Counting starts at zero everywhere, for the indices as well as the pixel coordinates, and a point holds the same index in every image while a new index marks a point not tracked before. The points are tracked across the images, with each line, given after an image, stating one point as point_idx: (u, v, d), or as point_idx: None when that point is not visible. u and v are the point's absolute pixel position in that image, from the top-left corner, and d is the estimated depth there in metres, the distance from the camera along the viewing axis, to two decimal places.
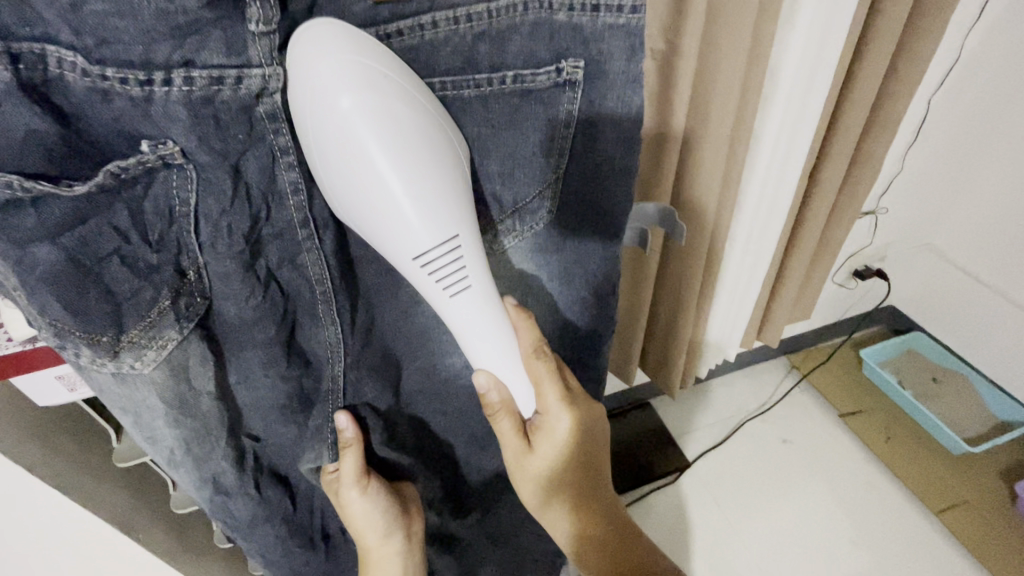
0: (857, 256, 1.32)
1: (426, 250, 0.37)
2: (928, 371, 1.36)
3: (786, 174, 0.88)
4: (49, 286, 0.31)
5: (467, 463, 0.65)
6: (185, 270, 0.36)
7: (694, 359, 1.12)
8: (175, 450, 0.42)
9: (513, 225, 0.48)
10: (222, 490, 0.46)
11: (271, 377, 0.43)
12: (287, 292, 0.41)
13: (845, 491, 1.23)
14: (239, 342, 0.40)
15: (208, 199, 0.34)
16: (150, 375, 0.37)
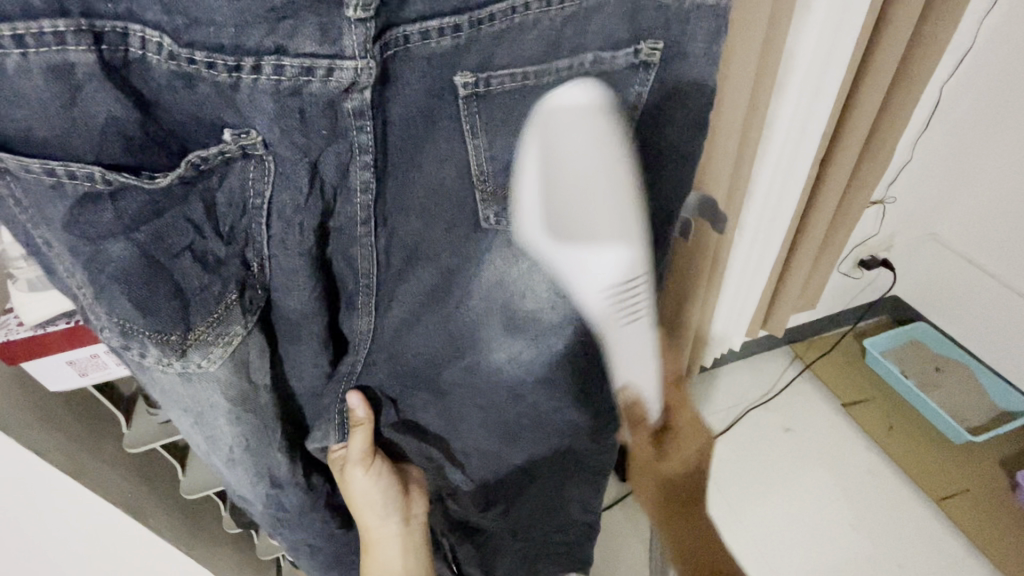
0: (863, 245, 1.31)
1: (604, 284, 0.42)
2: (930, 361, 1.37)
3: (797, 162, 0.87)
4: (120, 284, 0.32)
5: (481, 459, 0.63)
6: (251, 262, 0.37)
7: (700, 348, 1.12)
8: (235, 446, 0.44)
9: None
10: (275, 484, 0.50)
11: (318, 364, 0.45)
12: (338, 283, 0.42)
13: (847, 479, 1.24)
14: (291, 336, 0.42)
15: (283, 193, 0.35)
16: (217, 376, 0.38)
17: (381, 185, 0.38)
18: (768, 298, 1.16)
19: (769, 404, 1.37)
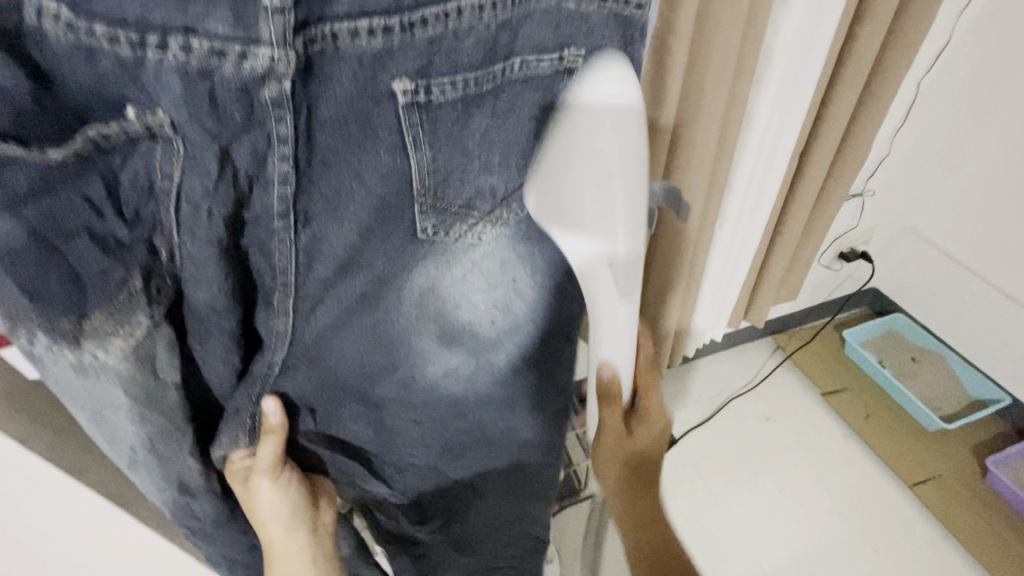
0: (843, 239, 1.33)
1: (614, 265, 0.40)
2: (907, 351, 1.40)
3: (776, 157, 0.89)
4: (5, 263, 0.28)
5: (417, 474, 0.58)
6: (158, 249, 0.33)
7: (683, 339, 1.14)
8: (137, 449, 0.38)
9: (502, 214, 0.43)
10: (187, 493, 0.42)
11: (231, 366, 0.40)
12: (253, 278, 0.38)
13: (825, 465, 1.27)
14: (201, 330, 0.37)
15: (191, 178, 0.32)
16: (116, 367, 0.34)
17: (302, 179, 0.35)
18: (748, 291, 1.18)
19: (749, 395, 1.39)
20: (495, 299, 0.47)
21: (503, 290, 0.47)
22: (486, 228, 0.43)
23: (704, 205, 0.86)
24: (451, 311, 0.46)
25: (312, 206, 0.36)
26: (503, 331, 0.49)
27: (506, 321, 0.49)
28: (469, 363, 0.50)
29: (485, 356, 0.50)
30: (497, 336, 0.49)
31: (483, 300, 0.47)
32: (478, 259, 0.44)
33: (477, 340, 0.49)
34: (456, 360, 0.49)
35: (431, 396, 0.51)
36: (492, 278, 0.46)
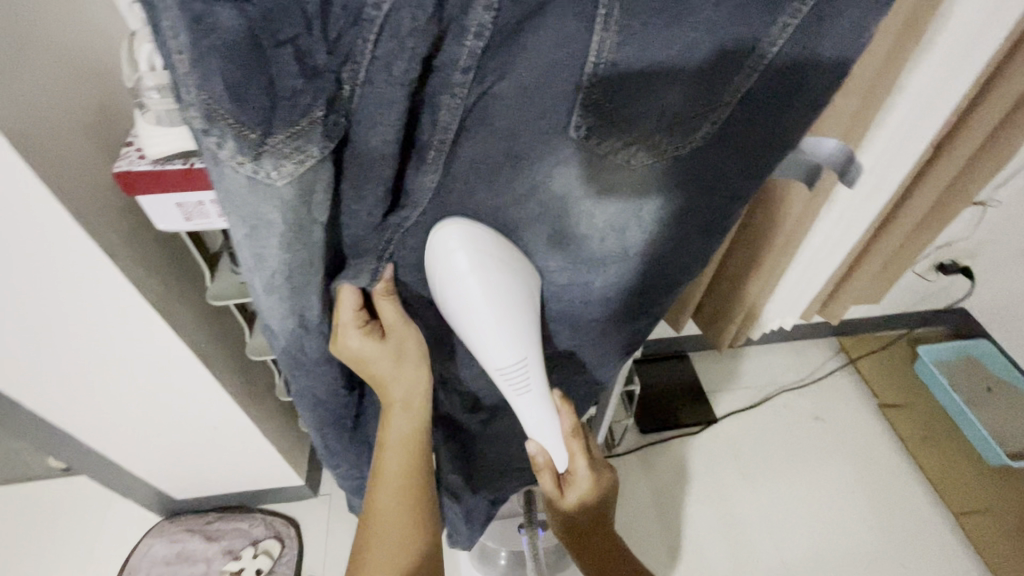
0: (946, 249, 1.23)
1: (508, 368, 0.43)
2: (982, 381, 1.32)
3: (912, 142, 0.80)
4: (221, 56, 0.27)
5: (490, 373, 0.57)
6: (345, 84, 0.32)
7: (752, 320, 1.09)
8: (276, 274, 0.38)
9: (661, 135, 0.38)
10: (302, 326, 0.43)
11: (372, 219, 0.40)
12: (418, 133, 0.37)
13: (868, 475, 1.23)
14: (360, 171, 0.36)
15: (402, 10, 0.29)
16: (281, 189, 0.33)
17: (494, 36, 0.33)
18: (832, 284, 1.11)
19: (802, 390, 1.35)
20: (620, 221, 0.43)
21: (628, 214, 0.43)
22: (642, 153, 0.39)
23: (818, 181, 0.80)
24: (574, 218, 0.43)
25: (497, 67, 0.35)
26: (610, 255, 0.46)
27: (616, 246, 0.45)
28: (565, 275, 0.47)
29: (578, 274, 0.48)
30: (606, 257, 0.46)
31: (609, 219, 0.43)
32: (617, 177, 0.40)
33: (585, 254, 0.46)
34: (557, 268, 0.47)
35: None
36: (624, 203, 0.42)
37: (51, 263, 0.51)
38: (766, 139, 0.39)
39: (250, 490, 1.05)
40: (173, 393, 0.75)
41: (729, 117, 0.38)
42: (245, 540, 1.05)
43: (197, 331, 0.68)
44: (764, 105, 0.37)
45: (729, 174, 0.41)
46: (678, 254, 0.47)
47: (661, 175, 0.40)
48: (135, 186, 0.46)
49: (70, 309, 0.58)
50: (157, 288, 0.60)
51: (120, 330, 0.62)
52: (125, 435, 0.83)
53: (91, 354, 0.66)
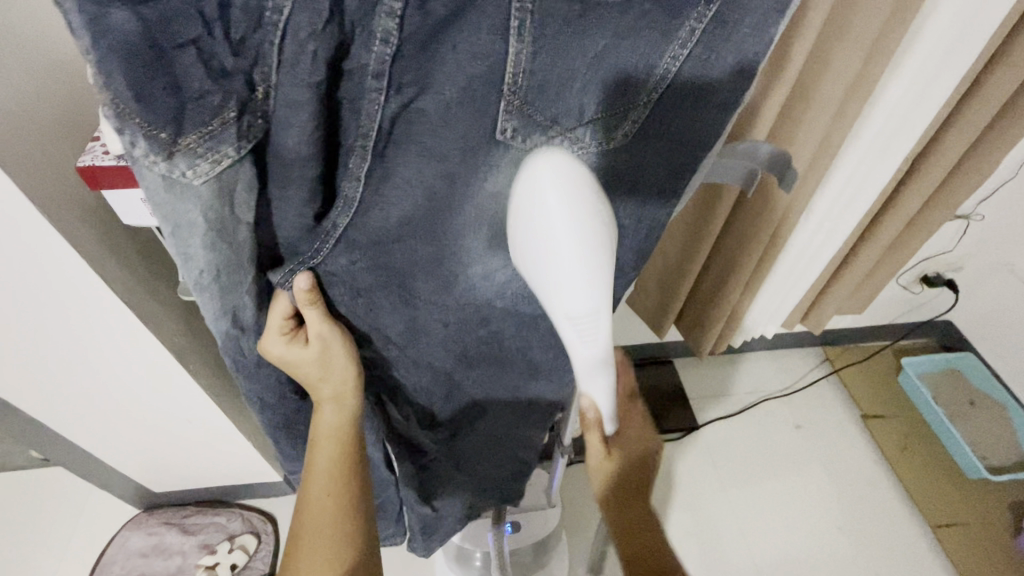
0: (931, 261, 1.23)
1: (579, 315, 0.35)
2: (966, 394, 1.32)
3: (887, 155, 0.81)
4: (120, 58, 0.28)
5: (431, 376, 0.55)
6: (256, 85, 0.32)
7: (734, 327, 1.09)
8: (205, 274, 0.37)
9: (587, 139, 0.38)
10: (238, 328, 0.42)
11: (300, 221, 0.39)
12: (340, 136, 0.36)
13: (846, 485, 1.23)
14: (282, 172, 0.36)
15: (302, 10, 0.30)
16: (200, 188, 0.33)
17: (406, 45, 0.33)
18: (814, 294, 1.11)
19: (784, 399, 1.36)
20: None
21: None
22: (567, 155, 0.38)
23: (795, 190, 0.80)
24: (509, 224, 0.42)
25: (417, 74, 0.34)
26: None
27: None
28: (513, 275, 0.46)
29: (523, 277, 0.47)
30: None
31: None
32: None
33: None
34: (495, 272, 0.46)
35: (461, 308, 0.49)
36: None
37: (19, 255, 0.52)
38: (689, 140, 0.40)
39: (228, 485, 1.05)
40: (146, 387, 0.75)
41: (646, 118, 0.39)
42: (221, 534, 1.05)
43: (170, 325, 0.69)
44: (679, 105, 0.38)
45: (654, 174, 0.42)
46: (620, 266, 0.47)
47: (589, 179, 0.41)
48: (99, 182, 0.47)
49: (37, 300, 0.58)
50: (126, 282, 0.60)
51: (89, 323, 0.62)
52: (99, 428, 0.83)
53: (61, 347, 0.66)
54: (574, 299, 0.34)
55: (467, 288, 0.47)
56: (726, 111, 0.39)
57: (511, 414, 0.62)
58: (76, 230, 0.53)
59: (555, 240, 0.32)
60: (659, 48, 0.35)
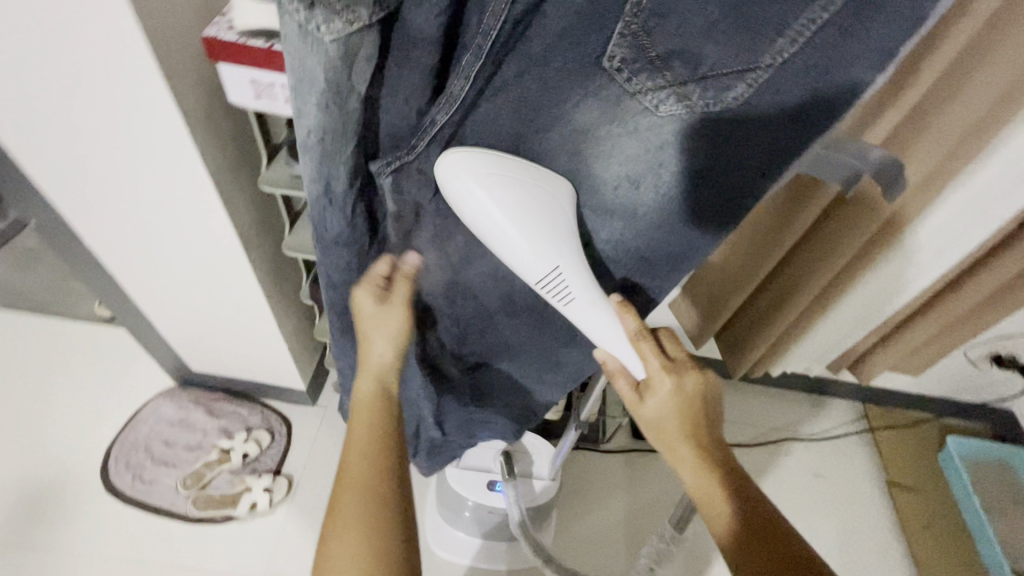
0: (1005, 341, 1.12)
1: (545, 280, 0.45)
2: (1009, 490, 1.22)
3: (994, 208, 0.75)
4: None
5: (495, 291, 0.57)
6: None
7: (776, 355, 1.05)
8: (312, 133, 0.41)
9: (692, 91, 0.41)
10: (328, 198, 0.45)
11: (408, 105, 0.43)
12: (460, 25, 0.40)
13: (853, 545, 1.18)
14: (404, 51, 0.40)
15: None
16: (327, 45, 0.36)
17: None
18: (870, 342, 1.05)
19: (809, 444, 1.30)
20: (637, 169, 0.47)
21: (648, 164, 0.46)
22: (669, 100, 0.42)
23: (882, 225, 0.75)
24: (593, 156, 0.47)
25: None
26: (618, 203, 0.49)
27: (628, 199, 0.49)
28: (589, 213, 0.50)
29: (599, 221, 0.51)
30: (614, 208, 0.49)
31: (626, 164, 0.47)
32: (639, 126, 0.44)
33: (599, 199, 0.49)
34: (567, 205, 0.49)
35: None
36: (644, 149, 0.45)
37: (134, 109, 0.57)
38: (794, 125, 0.41)
39: (257, 380, 1.12)
40: (208, 265, 0.79)
41: (759, 86, 0.40)
42: (241, 424, 1.12)
43: (242, 211, 0.73)
44: (798, 82, 0.39)
45: (746, 147, 0.43)
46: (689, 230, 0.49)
47: (680, 132, 0.44)
48: (216, 53, 0.50)
49: (135, 154, 0.62)
50: (214, 157, 0.64)
51: (174, 188, 0.66)
52: (156, 296, 0.89)
53: (143, 206, 0.70)
54: (534, 268, 0.45)
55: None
56: (844, 96, 0.39)
57: (538, 368, 0.65)
58: (183, 97, 0.57)
59: (493, 222, 0.43)
60: (791, 16, 0.37)
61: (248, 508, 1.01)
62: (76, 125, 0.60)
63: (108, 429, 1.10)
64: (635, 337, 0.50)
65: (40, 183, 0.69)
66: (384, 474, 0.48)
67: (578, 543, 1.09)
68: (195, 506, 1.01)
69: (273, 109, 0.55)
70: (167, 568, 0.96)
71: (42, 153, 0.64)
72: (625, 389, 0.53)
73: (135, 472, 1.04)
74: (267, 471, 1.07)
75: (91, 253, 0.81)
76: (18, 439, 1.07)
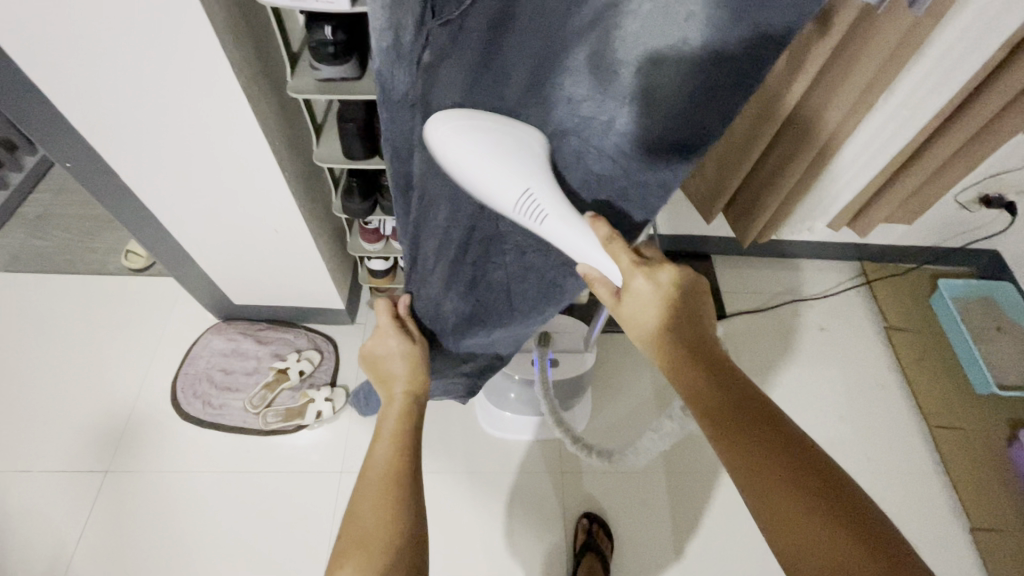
0: (995, 180, 1.19)
1: (519, 199, 0.43)
2: (995, 319, 1.34)
3: (987, 37, 0.80)
4: None
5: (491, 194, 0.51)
6: None
7: (783, 218, 1.12)
8: None
9: None
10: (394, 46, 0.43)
11: None
12: None
13: (858, 382, 1.29)
14: None
15: None
16: None
17: None
18: (868, 195, 1.11)
19: (811, 303, 1.41)
20: (654, 50, 0.37)
21: (659, 46, 0.37)
22: None
23: (879, 70, 0.80)
24: (614, 44, 0.39)
25: None
26: (631, 93, 0.40)
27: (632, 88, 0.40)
28: (590, 105, 0.42)
29: (597, 113, 0.42)
30: (620, 101, 0.41)
31: (648, 45, 0.37)
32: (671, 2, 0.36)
33: (614, 89, 0.40)
34: (583, 99, 0.42)
35: (541, 131, 0.46)
36: (667, 29, 0.36)
37: (168, 28, 0.58)
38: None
39: (297, 307, 1.18)
40: (243, 188, 0.83)
41: None
42: (290, 348, 1.20)
43: (271, 126, 0.75)
44: None
45: (771, 26, 0.35)
46: (688, 132, 0.40)
47: (709, 8, 0.35)
48: None
49: (168, 74, 0.64)
50: (243, 71, 0.66)
51: (207, 108, 0.69)
52: (194, 228, 0.93)
53: (178, 131, 0.72)
54: (508, 185, 0.43)
55: (553, 108, 0.44)
56: None
57: (540, 303, 0.59)
58: (210, 7, 0.58)
59: (466, 160, 0.43)
60: None
61: (314, 416, 1.10)
62: (110, 53, 0.61)
63: (167, 368, 1.17)
64: (607, 241, 0.45)
65: (72, 119, 0.70)
66: (404, 451, 0.52)
67: (615, 412, 1.20)
68: (267, 420, 1.10)
69: (301, 4, 0.58)
70: (253, 474, 1.07)
71: (75, 87, 0.65)
72: (605, 294, 0.49)
73: (204, 399, 1.12)
74: (324, 384, 1.16)
75: (128, 190, 0.83)
76: (85, 385, 1.14)
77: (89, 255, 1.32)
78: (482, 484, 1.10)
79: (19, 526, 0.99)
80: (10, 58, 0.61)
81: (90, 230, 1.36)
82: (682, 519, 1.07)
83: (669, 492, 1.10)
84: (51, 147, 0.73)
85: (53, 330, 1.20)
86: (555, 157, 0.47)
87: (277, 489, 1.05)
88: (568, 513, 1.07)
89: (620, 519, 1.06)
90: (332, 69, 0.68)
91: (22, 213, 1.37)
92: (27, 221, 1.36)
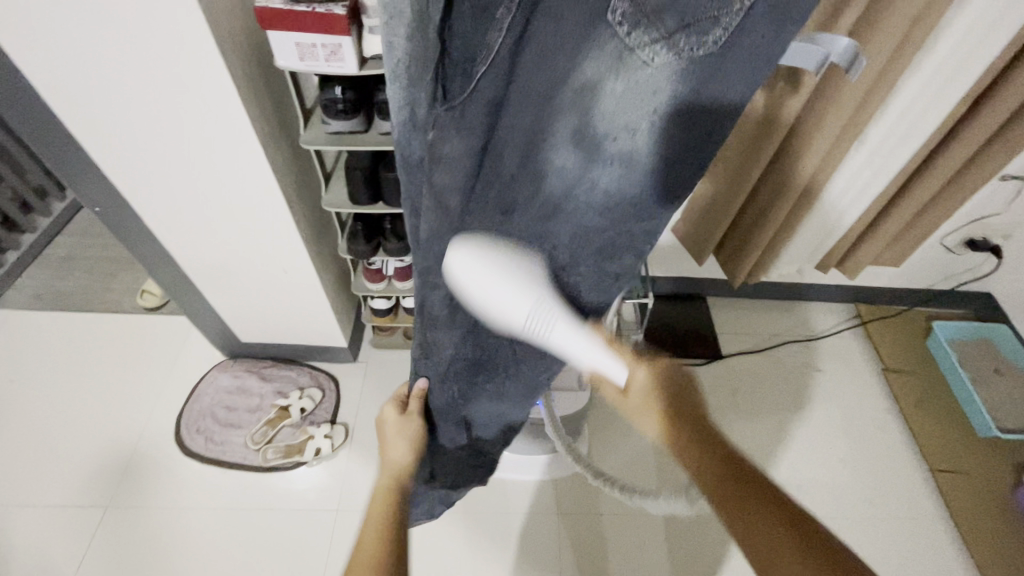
0: (979, 224, 1.23)
1: (529, 312, 0.50)
2: (993, 361, 1.34)
3: (946, 91, 0.87)
4: None
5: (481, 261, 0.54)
6: None
7: (770, 260, 1.16)
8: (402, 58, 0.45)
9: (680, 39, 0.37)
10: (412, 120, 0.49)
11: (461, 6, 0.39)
12: None
13: (857, 424, 1.29)
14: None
15: None
16: None
17: None
18: (853, 238, 1.16)
19: (807, 344, 1.43)
20: (633, 121, 0.42)
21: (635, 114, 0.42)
22: (662, 51, 0.38)
23: (846, 121, 0.86)
24: (596, 117, 0.43)
25: None
26: (618, 156, 0.45)
27: (618, 151, 0.45)
28: (580, 166, 0.46)
29: (587, 172, 0.46)
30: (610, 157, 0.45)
31: (625, 114, 0.42)
32: (639, 79, 0.40)
33: (604, 154, 0.45)
34: (572, 164, 0.46)
35: (543, 197, 0.49)
36: (639, 108, 0.41)
37: (199, 89, 0.66)
38: (762, 57, 0.37)
39: (302, 345, 1.22)
40: (255, 231, 0.89)
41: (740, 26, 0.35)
42: (293, 385, 1.23)
43: (284, 174, 0.82)
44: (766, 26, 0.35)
45: (724, 101, 0.39)
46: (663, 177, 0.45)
47: (675, 82, 0.39)
48: (268, 23, 0.60)
49: (195, 129, 0.71)
50: (261, 125, 0.73)
51: (227, 158, 0.75)
52: (208, 269, 0.98)
53: (200, 179, 0.79)
54: (518, 301, 0.50)
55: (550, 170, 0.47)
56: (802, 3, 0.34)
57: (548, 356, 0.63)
58: (235, 70, 0.66)
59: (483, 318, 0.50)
60: None
61: (314, 453, 1.12)
62: (146, 111, 0.69)
63: (173, 404, 1.20)
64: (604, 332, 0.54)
65: (106, 169, 0.78)
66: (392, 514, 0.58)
67: (614, 454, 1.20)
68: (267, 456, 1.12)
69: (314, 67, 0.65)
70: (249, 511, 1.07)
71: (112, 140, 0.73)
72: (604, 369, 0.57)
73: (207, 435, 1.15)
74: (324, 421, 1.18)
75: (149, 233, 0.90)
76: (93, 420, 1.17)
77: (106, 294, 1.38)
78: (477, 525, 1.09)
79: (15, 561, 1.00)
80: (58, 116, 0.69)
81: (109, 271, 1.43)
82: (681, 565, 1.05)
83: (667, 535, 1.08)
84: (83, 193, 0.80)
85: (66, 367, 1.25)
86: (558, 209, 0.50)
87: (273, 526, 1.06)
88: (564, 556, 1.06)
89: (617, 563, 1.05)
90: (341, 123, 0.75)
91: (46, 255, 1.45)
92: (51, 263, 1.43)
